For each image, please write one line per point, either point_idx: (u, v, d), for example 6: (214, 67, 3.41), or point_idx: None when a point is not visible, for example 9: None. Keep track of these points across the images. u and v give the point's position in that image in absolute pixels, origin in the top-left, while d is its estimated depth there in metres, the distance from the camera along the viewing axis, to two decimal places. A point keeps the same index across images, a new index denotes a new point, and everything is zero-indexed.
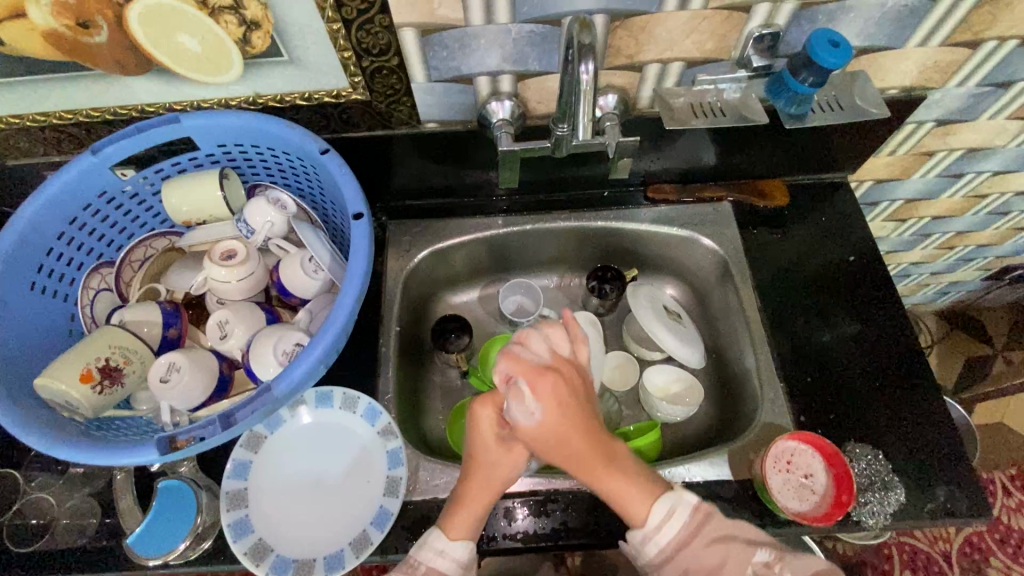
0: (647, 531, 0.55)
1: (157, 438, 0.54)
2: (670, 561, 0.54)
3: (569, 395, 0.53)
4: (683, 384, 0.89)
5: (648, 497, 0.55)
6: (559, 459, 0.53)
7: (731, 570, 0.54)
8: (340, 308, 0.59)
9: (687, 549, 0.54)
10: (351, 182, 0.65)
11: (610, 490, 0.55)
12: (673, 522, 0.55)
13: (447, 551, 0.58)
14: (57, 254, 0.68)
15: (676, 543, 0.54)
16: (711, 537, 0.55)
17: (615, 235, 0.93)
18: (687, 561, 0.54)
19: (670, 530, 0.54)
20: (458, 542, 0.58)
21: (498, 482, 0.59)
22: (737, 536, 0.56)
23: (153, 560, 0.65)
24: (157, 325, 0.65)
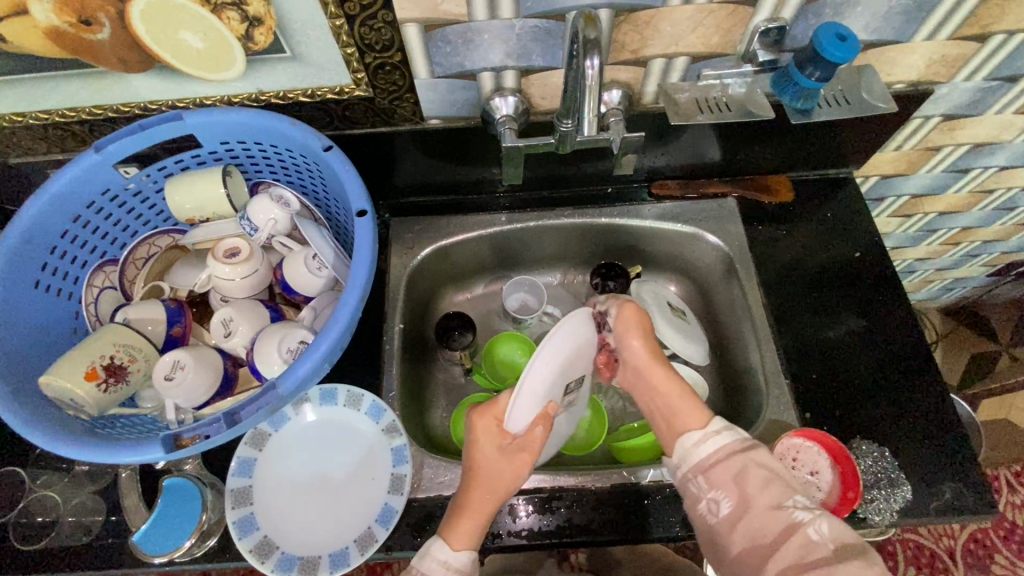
0: (703, 434, 0.59)
1: (162, 436, 0.54)
2: (717, 466, 0.56)
3: (648, 319, 0.71)
4: (689, 381, 0.88)
5: (703, 414, 0.62)
6: (642, 347, 0.68)
7: (771, 493, 0.53)
8: (344, 306, 0.59)
9: (731, 461, 0.56)
10: (354, 179, 0.65)
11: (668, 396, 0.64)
12: (720, 438, 0.58)
13: (449, 562, 0.58)
14: (60, 252, 0.68)
15: (722, 454, 0.57)
16: (755, 463, 0.55)
17: (619, 232, 0.93)
18: (731, 471, 0.55)
19: (720, 441, 0.58)
20: (460, 552, 0.59)
21: (499, 493, 0.61)
22: (782, 472, 0.54)
23: (159, 558, 0.65)
24: (161, 323, 0.65)
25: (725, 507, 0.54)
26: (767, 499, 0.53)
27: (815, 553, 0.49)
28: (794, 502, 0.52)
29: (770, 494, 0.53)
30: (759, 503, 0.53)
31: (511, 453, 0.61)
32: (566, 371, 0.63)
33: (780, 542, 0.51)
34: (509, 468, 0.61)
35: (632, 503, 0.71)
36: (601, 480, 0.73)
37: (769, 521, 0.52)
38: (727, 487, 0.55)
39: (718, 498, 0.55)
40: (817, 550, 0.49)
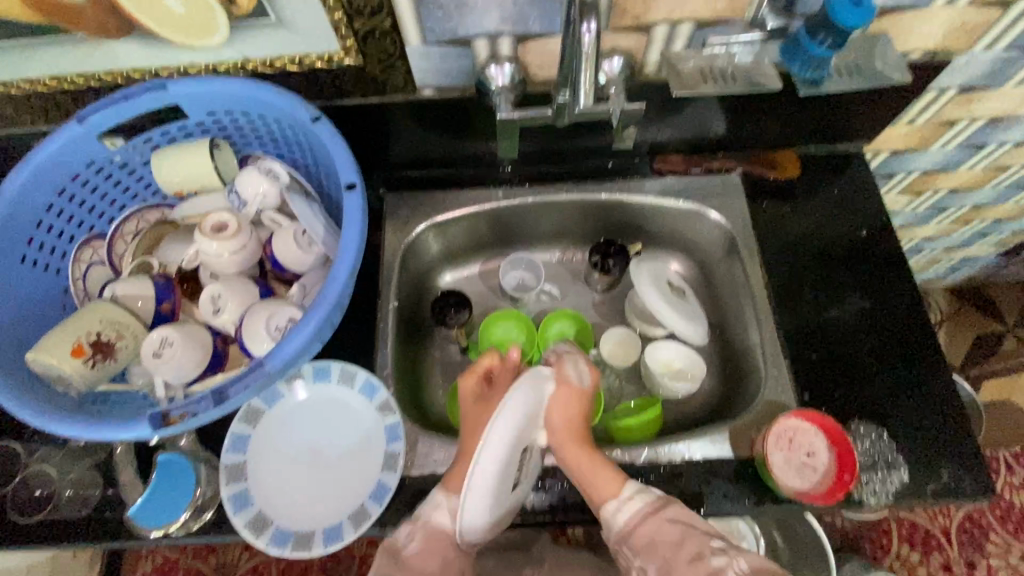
0: (619, 501, 0.61)
1: (149, 414, 0.53)
2: (632, 533, 0.59)
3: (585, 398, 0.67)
4: (684, 361, 0.88)
5: (617, 478, 0.63)
6: (562, 420, 0.65)
7: (689, 547, 0.56)
8: (332, 285, 0.58)
9: (648, 522, 0.59)
10: (343, 152, 0.63)
11: (584, 467, 0.64)
12: (636, 501, 0.61)
13: (442, 506, 0.62)
14: (47, 226, 0.67)
15: (639, 516, 0.60)
16: (668, 519, 0.59)
17: (619, 209, 0.90)
18: (651, 532, 0.58)
19: (636, 505, 0.60)
20: (452, 497, 0.62)
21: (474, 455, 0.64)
22: (696, 524, 0.58)
23: (155, 532, 0.66)
24: (150, 299, 0.64)
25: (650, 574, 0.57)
26: (686, 553, 0.55)
27: None
28: (711, 550, 0.55)
29: (687, 547, 0.56)
30: (680, 559, 0.55)
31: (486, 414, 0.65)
32: (528, 427, 0.62)
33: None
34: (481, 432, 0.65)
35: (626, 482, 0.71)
36: None
37: None
38: (648, 550, 0.57)
39: (644, 567, 0.57)
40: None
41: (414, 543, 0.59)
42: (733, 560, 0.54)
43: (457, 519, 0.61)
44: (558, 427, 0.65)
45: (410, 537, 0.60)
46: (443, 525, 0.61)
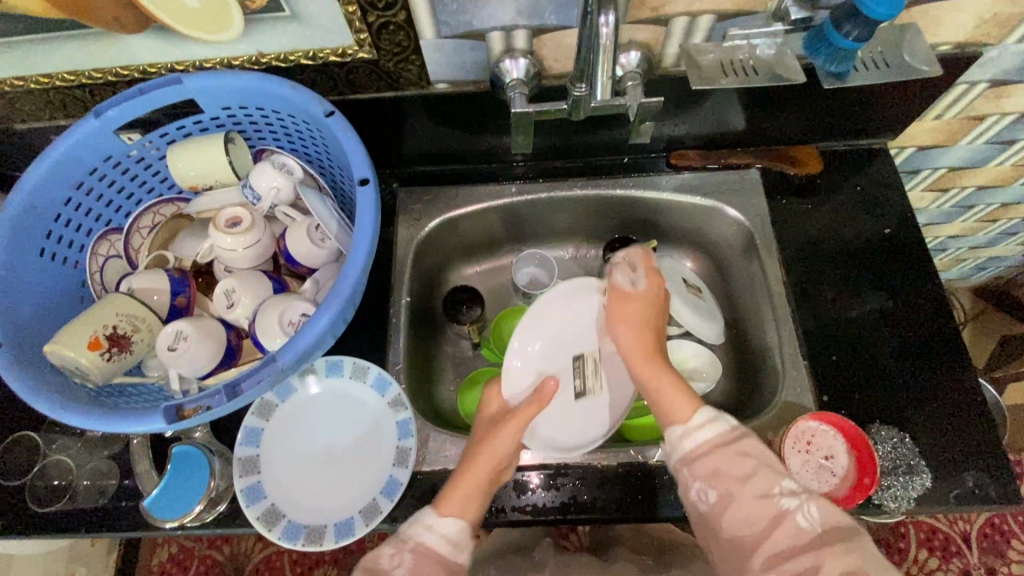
0: (686, 427, 0.57)
1: (164, 407, 0.54)
2: (699, 459, 0.55)
3: (655, 313, 0.70)
4: (700, 360, 0.86)
5: (692, 402, 0.60)
6: (627, 332, 0.68)
7: (760, 482, 0.52)
8: (344, 280, 0.57)
9: (717, 453, 0.55)
10: (357, 146, 0.63)
11: (653, 381, 0.63)
12: (708, 429, 0.56)
13: (433, 526, 0.58)
14: (65, 220, 0.68)
15: (710, 445, 0.55)
16: (740, 453, 0.54)
17: (634, 205, 0.89)
18: (717, 463, 0.54)
19: (708, 432, 0.56)
20: (444, 518, 0.59)
21: (492, 459, 0.63)
22: (773, 461, 0.54)
23: (169, 523, 0.67)
24: (166, 293, 0.65)
25: (712, 496, 0.54)
26: (754, 489, 0.52)
27: (803, 539, 0.49)
28: (781, 490, 0.52)
29: (758, 482, 0.52)
30: (747, 493, 0.52)
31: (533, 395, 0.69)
32: (568, 339, 0.78)
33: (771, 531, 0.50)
34: (509, 440, 0.64)
35: (639, 482, 0.70)
36: (607, 457, 0.72)
37: (756, 511, 0.51)
38: (713, 478, 0.54)
39: (704, 489, 0.54)
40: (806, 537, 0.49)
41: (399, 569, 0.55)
42: (803, 504, 0.51)
43: (451, 541, 0.58)
44: (630, 345, 0.67)
45: (398, 561, 0.56)
46: (438, 548, 0.57)
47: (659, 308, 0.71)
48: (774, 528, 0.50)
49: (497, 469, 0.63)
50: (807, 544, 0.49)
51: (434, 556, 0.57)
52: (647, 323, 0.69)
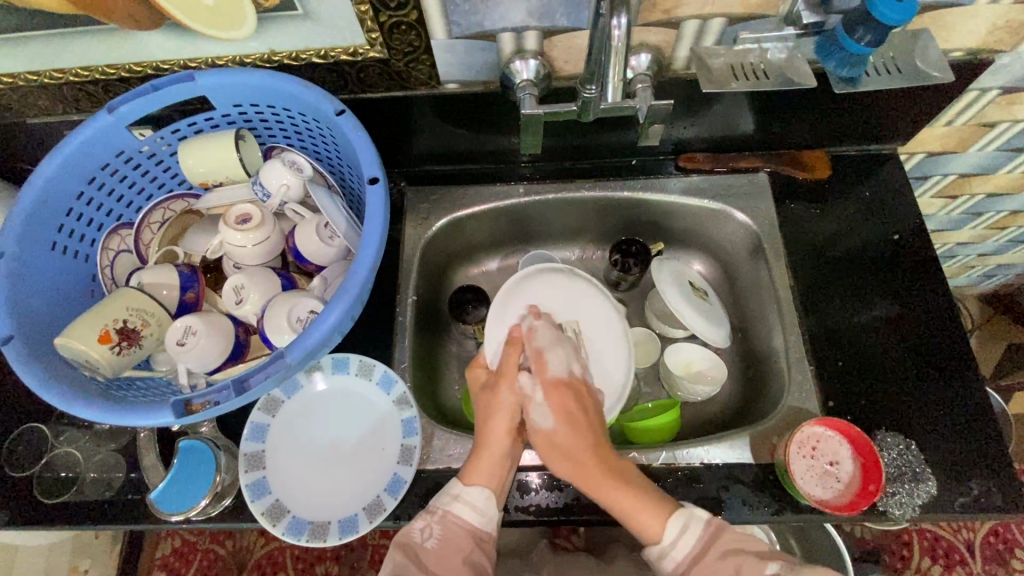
0: (666, 545, 0.57)
1: (172, 401, 0.54)
2: (686, 569, 0.56)
3: (579, 390, 0.65)
4: (704, 363, 0.87)
5: (659, 513, 0.58)
6: (560, 451, 0.61)
7: None
8: (354, 277, 0.57)
9: (702, 563, 0.55)
10: (366, 145, 0.63)
11: (609, 497, 0.59)
12: (686, 537, 0.57)
13: (460, 495, 0.61)
14: (76, 214, 0.68)
15: (692, 557, 0.56)
16: (725, 551, 0.55)
17: (641, 208, 0.89)
18: (705, 572, 0.55)
19: (688, 540, 0.56)
20: (471, 489, 0.61)
21: (501, 435, 0.63)
22: (751, 547, 0.55)
23: (175, 516, 0.67)
24: (175, 288, 0.65)
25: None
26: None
27: None
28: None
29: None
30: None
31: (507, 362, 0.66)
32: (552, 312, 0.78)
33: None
34: (510, 401, 0.64)
35: None
36: None
37: None
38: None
39: None
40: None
41: (432, 539, 0.58)
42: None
43: (479, 509, 0.60)
44: (564, 464, 0.61)
45: (429, 533, 0.59)
46: (467, 518, 0.60)
47: (588, 424, 0.62)
48: None
49: (513, 438, 0.64)
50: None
51: (463, 527, 0.59)
52: (576, 419, 0.62)
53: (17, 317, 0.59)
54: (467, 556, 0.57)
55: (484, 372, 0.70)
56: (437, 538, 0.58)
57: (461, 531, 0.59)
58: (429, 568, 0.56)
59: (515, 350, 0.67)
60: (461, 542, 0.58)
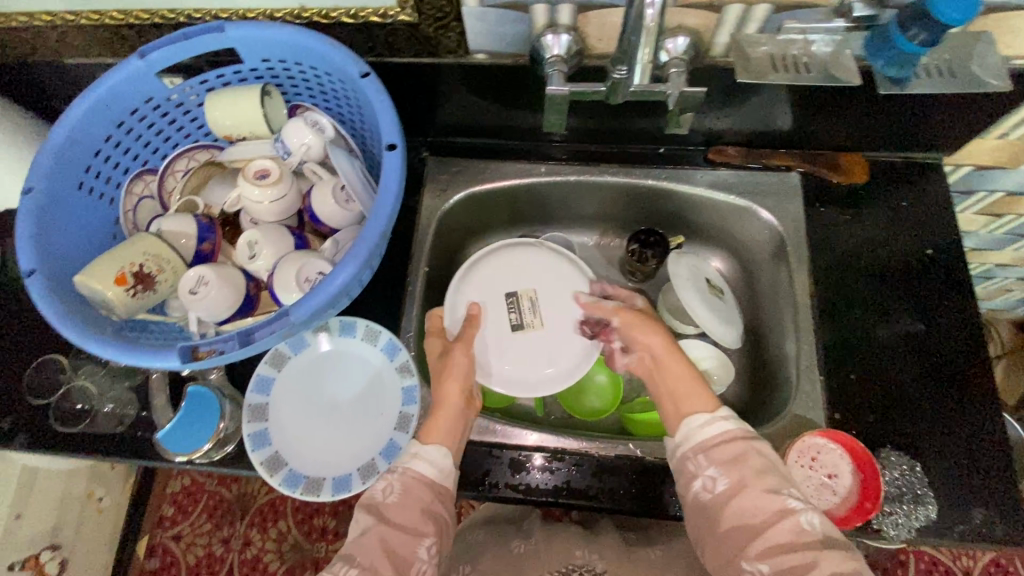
0: (710, 417, 0.61)
1: (179, 346, 0.55)
2: (716, 449, 0.58)
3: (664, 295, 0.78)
4: (712, 362, 0.85)
5: (711, 398, 0.63)
6: (652, 342, 0.70)
7: (770, 479, 0.55)
8: (364, 243, 0.57)
9: (734, 444, 0.58)
10: (388, 111, 0.62)
11: (678, 378, 0.66)
12: (727, 423, 0.60)
13: (418, 453, 0.61)
14: (104, 156, 0.70)
15: (729, 436, 0.59)
16: (758, 450, 0.58)
17: (664, 198, 0.87)
18: (735, 454, 0.57)
19: (726, 424, 0.60)
20: (429, 446, 0.62)
21: (455, 399, 0.67)
22: (782, 465, 0.57)
23: (179, 457, 0.69)
24: (192, 238, 0.66)
25: (721, 485, 0.56)
26: (764, 483, 0.55)
27: (803, 538, 0.52)
28: (792, 490, 0.54)
29: (771, 480, 0.55)
30: (758, 483, 0.55)
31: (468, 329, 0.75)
32: (503, 280, 0.82)
33: (769, 521, 0.53)
34: (463, 365, 0.70)
35: (633, 476, 0.71)
36: (605, 448, 0.73)
37: (762, 503, 0.54)
38: (728, 466, 0.57)
39: (715, 477, 0.57)
40: (800, 537, 0.52)
41: (393, 495, 0.58)
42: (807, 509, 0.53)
43: (436, 467, 0.61)
44: (654, 345, 0.70)
45: (389, 490, 0.58)
46: (426, 475, 0.60)
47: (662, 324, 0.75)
48: (776, 519, 0.53)
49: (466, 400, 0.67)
50: (801, 541, 0.51)
51: (423, 482, 0.59)
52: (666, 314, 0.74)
53: (41, 252, 0.60)
54: (426, 506, 0.58)
55: (438, 339, 0.73)
56: (398, 494, 0.58)
57: (419, 483, 0.59)
58: (390, 518, 0.56)
59: (472, 325, 0.76)
60: (419, 494, 0.58)
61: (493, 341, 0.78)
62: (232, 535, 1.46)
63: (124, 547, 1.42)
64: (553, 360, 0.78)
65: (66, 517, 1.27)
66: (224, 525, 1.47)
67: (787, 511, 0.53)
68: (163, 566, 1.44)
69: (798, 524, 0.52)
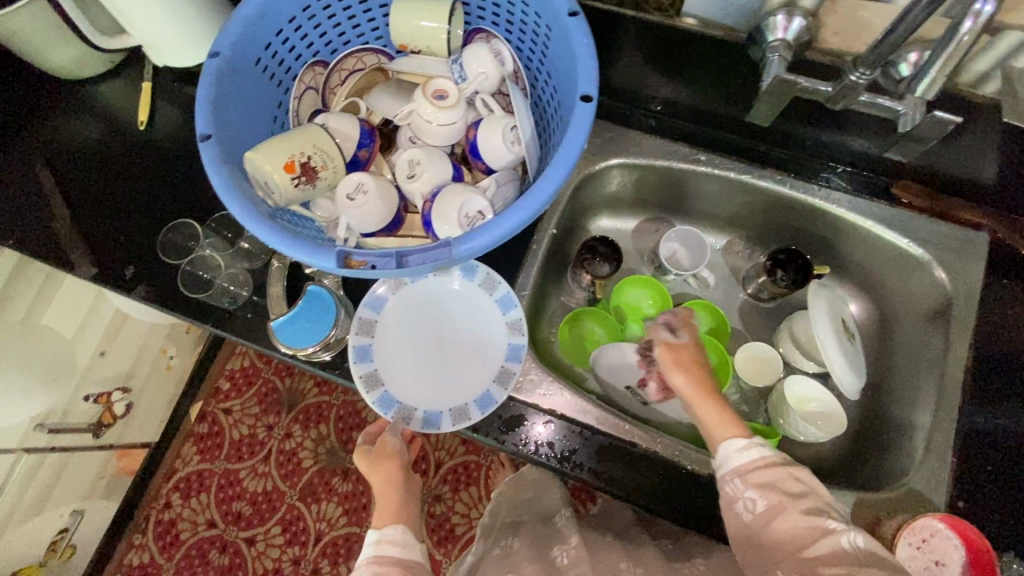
0: (744, 443, 0.58)
1: (336, 249, 0.53)
2: (757, 473, 0.55)
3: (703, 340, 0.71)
4: (822, 408, 0.79)
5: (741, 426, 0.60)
6: (685, 381, 0.65)
7: (809, 500, 0.52)
8: (537, 193, 0.53)
9: (772, 468, 0.55)
10: (588, 58, 0.57)
11: (707, 413, 0.62)
12: (754, 451, 0.57)
13: (382, 540, 0.68)
14: (284, 38, 0.68)
15: (762, 461, 0.56)
16: (795, 474, 0.54)
17: (822, 221, 0.80)
18: (770, 475, 0.55)
19: (756, 452, 0.57)
20: (388, 527, 0.69)
21: (386, 505, 0.72)
22: (820, 489, 0.54)
23: (285, 348, 0.71)
24: (352, 141, 0.64)
25: (761, 506, 0.53)
26: (804, 503, 0.52)
27: (844, 558, 0.49)
28: (831, 511, 0.52)
29: (809, 499, 0.52)
30: (796, 505, 0.52)
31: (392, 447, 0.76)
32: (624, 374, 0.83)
33: (809, 539, 0.50)
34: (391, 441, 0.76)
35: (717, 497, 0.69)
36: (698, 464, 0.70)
37: (803, 525, 0.51)
38: (765, 490, 0.54)
39: (755, 499, 0.54)
40: (846, 556, 0.49)
41: None
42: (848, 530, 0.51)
43: (397, 543, 0.68)
44: (687, 385, 0.65)
45: None
46: (393, 554, 0.67)
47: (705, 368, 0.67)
48: (816, 539, 0.50)
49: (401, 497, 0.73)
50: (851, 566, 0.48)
51: (389, 562, 0.66)
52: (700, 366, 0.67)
53: (218, 121, 0.60)
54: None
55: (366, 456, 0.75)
56: None
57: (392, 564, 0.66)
58: None
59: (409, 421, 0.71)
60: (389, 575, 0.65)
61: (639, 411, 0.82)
62: (276, 424, 1.54)
63: (181, 406, 1.51)
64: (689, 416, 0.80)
65: (140, 366, 1.34)
66: (271, 412, 1.55)
67: (825, 531, 0.50)
68: (210, 433, 1.54)
69: (839, 544, 0.49)
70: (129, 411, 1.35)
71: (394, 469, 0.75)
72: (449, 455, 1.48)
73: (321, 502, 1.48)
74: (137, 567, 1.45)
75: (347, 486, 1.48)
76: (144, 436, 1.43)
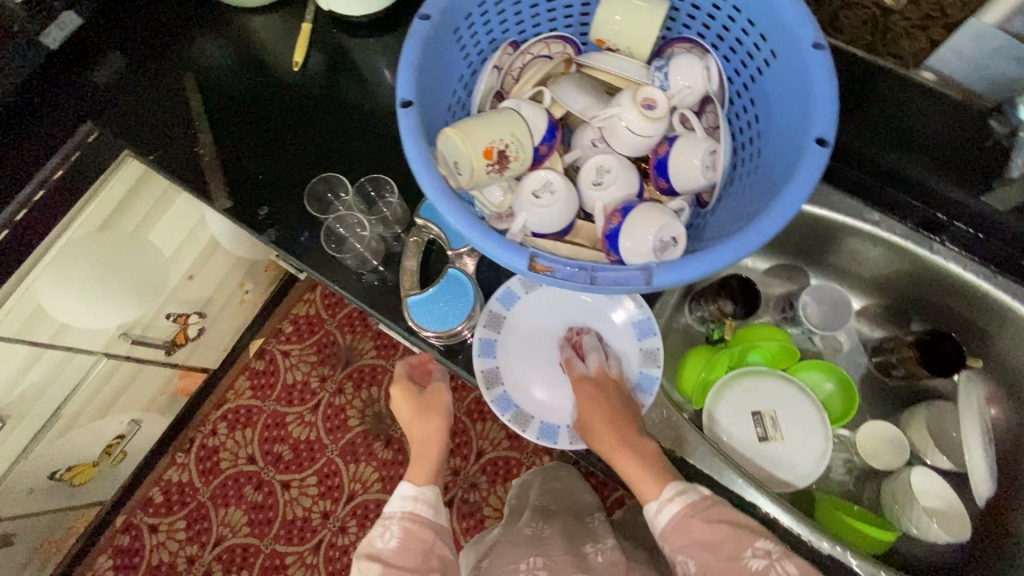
0: (659, 503, 0.59)
1: (527, 251, 0.50)
2: (678, 533, 0.57)
3: (593, 366, 0.67)
4: (943, 503, 0.76)
5: (658, 477, 0.60)
6: (592, 440, 0.64)
7: (731, 545, 0.54)
8: (756, 233, 0.49)
9: (688, 523, 0.57)
10: (831, 98, 0.52)
11: (626, 471, 0.62)
12: (671, 504, 0.58)
13: (415, 494, 0.68)
14: (483, 11, 0.64)
15: (677, 519, 0.57)
16: (711, 519, 0.56)
17: (990, 311, 0.75)
18: (690, 533, 0.56)
19: (677, 505, 0.58)
20: (425, 487, 0.68)
21: (422, 454, 0.70)
22: (740, 521, 0.56)
23: (413, 323, 0.71)
24: (537, 133, 0.60)
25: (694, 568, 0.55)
26: (728, 552, 0.54)
27: None
28: (750, 553, 0.54)
29: (727, 547, 0.54)
30: (719, 561, 0.54)
31: (441, 401, 0.73)
32: (754, 404, 0.80)
33: None
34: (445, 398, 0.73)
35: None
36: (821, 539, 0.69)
37: None
38: (691, 549, 0.56)
39: (687, 562, 0.56)
40: None
41: (395, 540, 0.64)
42: (774, 565, 0.53)
43: (430, 503, 0.67)
44: (597, 444, 0.63)
45: (391, 537, 0.65)
46: (425, 513, 0.67)
47: (610, 399, 0.65)
48: None
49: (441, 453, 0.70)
50: None
51: (423, 523, 0.66)
52: (607, 413, 0.64)
53: (417, 89, 0.57)
54: (428, 546, 0.65)
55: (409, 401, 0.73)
56: (399, 539, 0.64)
57: (421, 524, 0.66)
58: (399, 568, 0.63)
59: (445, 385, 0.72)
60: (423, 536, 0.65)
61: (751, 447, 0.78)
62: (329, 376, 1.55)
63: (243, 340, 1.53)
64: (793, 468, 0.78)
65: (219, 296, 1.33)
66: (326, 364, 1.55)
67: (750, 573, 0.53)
68: (265, 371, 1.56)
69: None
70: (199, 336, 1.35)
71: (440, 425, 0.72)
72: (491, 446, 1.46)
73: (359, 464, 1.48)
74: (175, 485, 1.49)
75: (388, 453, 1.48)
76: (206, 361, 1.45)
